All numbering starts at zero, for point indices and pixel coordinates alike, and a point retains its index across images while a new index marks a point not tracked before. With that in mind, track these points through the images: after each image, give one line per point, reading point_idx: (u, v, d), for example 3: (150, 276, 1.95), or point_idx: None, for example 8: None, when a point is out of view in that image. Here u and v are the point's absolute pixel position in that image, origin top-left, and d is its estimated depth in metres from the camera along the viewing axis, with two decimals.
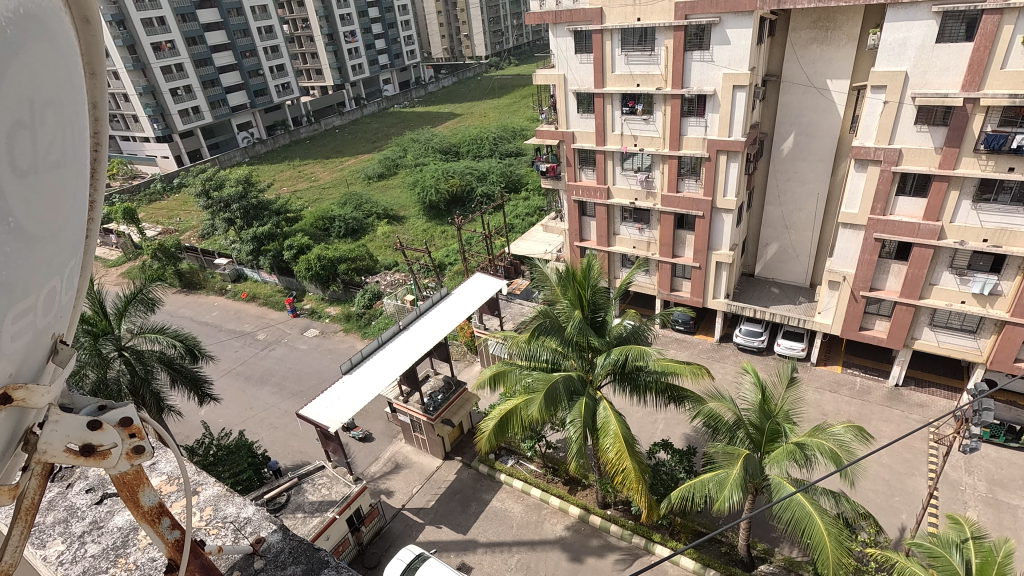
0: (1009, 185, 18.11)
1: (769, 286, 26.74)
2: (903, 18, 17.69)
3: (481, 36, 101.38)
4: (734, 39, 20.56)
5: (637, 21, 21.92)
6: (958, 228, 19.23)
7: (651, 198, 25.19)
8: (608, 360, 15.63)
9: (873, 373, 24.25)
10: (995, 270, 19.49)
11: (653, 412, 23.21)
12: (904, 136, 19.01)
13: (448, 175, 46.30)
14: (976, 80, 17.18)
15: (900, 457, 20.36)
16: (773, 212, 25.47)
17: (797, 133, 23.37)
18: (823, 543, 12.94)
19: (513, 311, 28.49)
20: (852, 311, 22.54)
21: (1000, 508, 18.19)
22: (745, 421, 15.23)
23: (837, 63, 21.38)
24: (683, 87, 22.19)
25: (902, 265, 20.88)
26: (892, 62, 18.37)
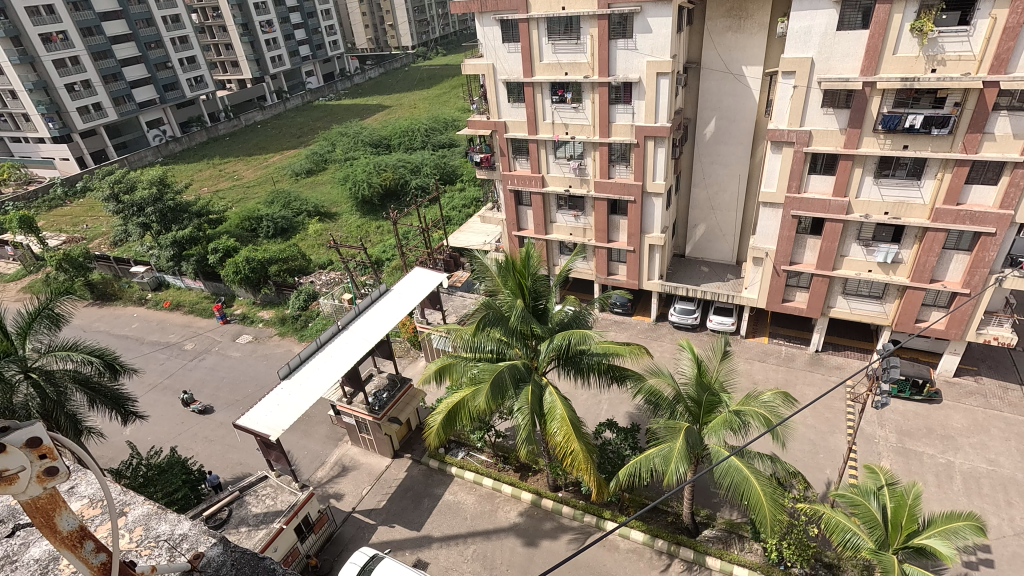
0: (905, 161, 19.75)
1: (700, 265, 27.92)
2: (807, 7, 18.79)
3: (407, 26, 99.17)
4: (656, 28, 21.16)
5: (562, 9, 22.15)
6: (863, 203, 20.81)
7: (585, 184, 25.68)
8: (552, 346, 15.90)
9: (796, 342, 25.97)
10: (896, 240, 21.24)
11: (598, 393, 23.85)
12: (813, 118, 20.30)
13: (380, 169, 45.20)
14: (872, 65, 18.58)
15: (823, 417, 21.96)
16: (700, 194, 26.55)
17: (718, 117, 24.45)
18: (760, 503, 13.78)
19: (456, 304, 28.29)
20: (775, 285, 23.97)
21: (910, 457, 20.01)
22: (684, 395, 15.91)
23: (751, 50, 22.53)
24: (610, 75, 22.66)
25: (816, 240, 22.41)
26: (800, 49, 19.50)
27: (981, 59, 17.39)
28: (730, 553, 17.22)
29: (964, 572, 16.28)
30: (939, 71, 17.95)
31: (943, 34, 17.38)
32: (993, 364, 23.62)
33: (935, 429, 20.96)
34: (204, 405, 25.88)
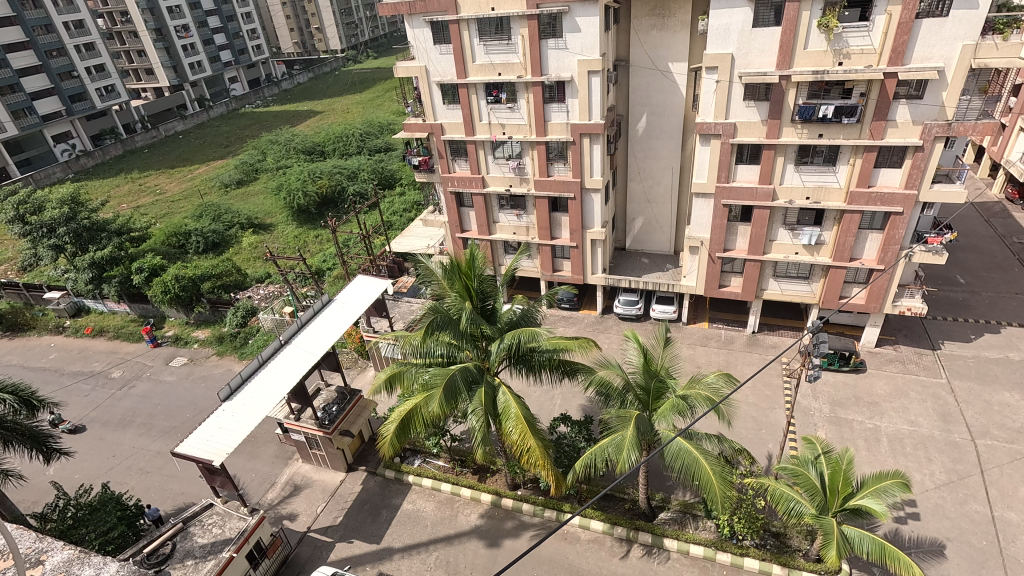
0: (821, 148, 21.09)
1: (640, 256, 28.72)
2: (724, 5, 19.66)
3: (334, 28, 96.78)
4: (584, 27, 21.57)
5: (492, 10, 22.21)
6: (787, 189, 22.04)
7: (525, 183, 25.91)
8: (502, 346, 15.95)
9: (734, 325, 27.20)
10: (818, 223, 22.61)
11: (550, 389, 24.14)
12: (736, 111, 21.32)
13: (315, 176, 43.87)
14: (787, 59, 19.71)
15: (762, 394, 23.12)
16: (636, 188, 27.28)
17: (649, 113, 25.24)
18: (710, 481, 14.36)
19: (403, 310, 27.85)
20: (711, 272, 25.00)
21: (842, 425, 21.36)
22: (633, 384, 16.34)
23: (675, 47, 23.40)
24: (542, 74, 22.94)
25: (747, 226, 23.55)
26: (720, 45, 20.42)
27: (881, 52, 18.78)
28: (686, 532, 17.83)
29: (895, 526, 17.60)
30: (845, 64, 19.29)
31: (847, 29, 18.71)
32: (909, 333, 25.63)
33: (862, 396, 22.51)
34: (74, 424, 25.41)
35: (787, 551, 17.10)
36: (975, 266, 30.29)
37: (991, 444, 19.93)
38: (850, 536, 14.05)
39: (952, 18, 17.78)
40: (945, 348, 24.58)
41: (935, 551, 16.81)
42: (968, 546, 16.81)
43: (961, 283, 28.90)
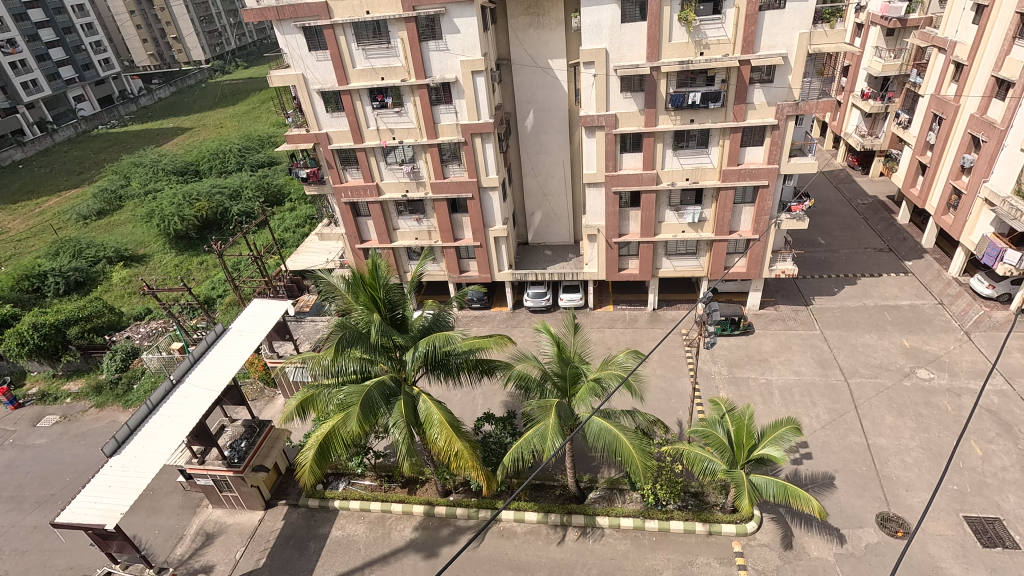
0: (694, 133, 22.80)
1: (544, 249, 29.44)
2: (594, 2, 20.57)
3: (194, 37, 90.10)
4: (463, 28, 21.65)
5: (367, 14, 21.68)
6: (668, 173, 23.62)
7: (422, 187, 25.64)
8: (417, 354, 15.67)
9: (637, 305, 28.73)
10: (699, 202, 24.44)
11: (471, 391, 24.14)
12: (616, 103, 22.45)
13: (192, 198, 40.46)
14: (655, 52, 21.06)
15: (668, 366, 24.67)
16: (532, 183, 27.88)
17: (535, 109, 25.88)
18: (631, 456, 15.05)
19: (307, 330, 26.45)
20: (610, 257, 26.18)
21: (740, 384, 23.33)
22: (549, 373, 16.73)
23: (553, 44, 24.19)
24: (426, 77, 22.72)
25: (637, 211, 24.93)
26: (594, 41, 21.32)
27: (734, 42, 20.61)
28: (615, 508, 18.64)
29: (793, 468, 19.51)
30: (706, 54, 20.96)
31: (704, 22, 20.37)
32: (785, 293, 28.48)
33: (753, 355, 24.74)
34: None
35: (706, 507, 18.44)
36: (831, 227, 34.24)
37: (860, 382, 22.69)
38: (758, 484, 15.40)
39: (789, 9, 19.89)
40: (816, 302, 27.59)
41: (827, 484, 18.86)
42: (852, 474, 19.03)
43: (822, 244, 32.57)
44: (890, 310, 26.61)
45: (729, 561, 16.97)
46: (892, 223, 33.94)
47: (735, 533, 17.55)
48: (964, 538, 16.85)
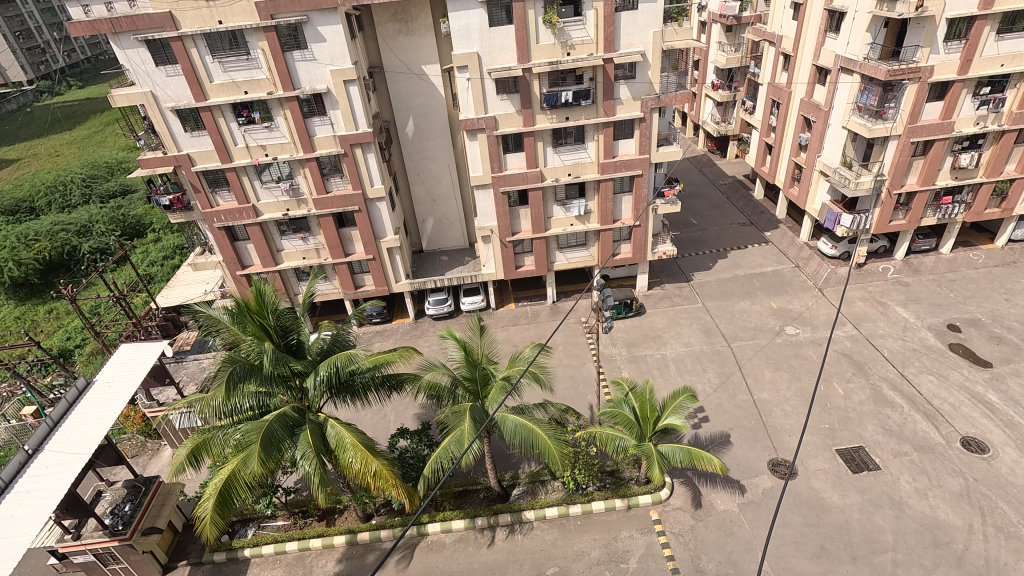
0: (571, 130, 23.83)
1: (440, 255, 29.23)
2: (460, 7, 20.75)
3: (11, 55, 78.88)
4: (329, 36, 20.84)
5: (220, 24, 20.17)
6: (551, 169, 24.48)
7: (303, 204, 24.41)
8: (319, 379, 14.88)
9: (537, 299, 29.49)
10: (583, 195, 25.56)
11: (382, 408, 23.43)
12: (493, 106, 22.85)
13: (28, 239, 35.31)
14: (525, 54, 21.70)
15: (572, 354, 25.62)
16: (419, 190, 27.56)
17: (414, 116, 25.61)
18: (548, 447, 15.31)
19: (190, 370, 24.05)
20: (506, 256, 26.58)
21: (639, 362, 24.75)
22: (459, 379, 16.68)
23: (424, 50, 24.05)
24: (295, 88, 21.58)
25: (526, 208, 25.55)
26: (465, 45, 21.52)
27: (597, 42, 21.80)
28: (539, 500, 19.03)
29: (694, 432, 21.10)
30: (573, 54, 21.96)
31: (567, 24, 21.33)
32: (669, 272, 30.67)
33: (648, 333, 26.38)
34: None
35: (622, 483, 19.44)
36: (701, 208, 37.40)
37: (741, 345, 25.01)
38: (664, 452, 16.44)
39: (641, 10, 21.39)
40: (696, 278, 30.00)
41: (724, 441, 20.61)
42: (744, 429, 20.94)
43: (695, 224, 35.47)
44: (758, 277, 29.61)
45: (649, 529, 17.97)
46: (750, 199, 37.75)
47: (651, 502, 18.64)
48: (838, 468, 19.20)
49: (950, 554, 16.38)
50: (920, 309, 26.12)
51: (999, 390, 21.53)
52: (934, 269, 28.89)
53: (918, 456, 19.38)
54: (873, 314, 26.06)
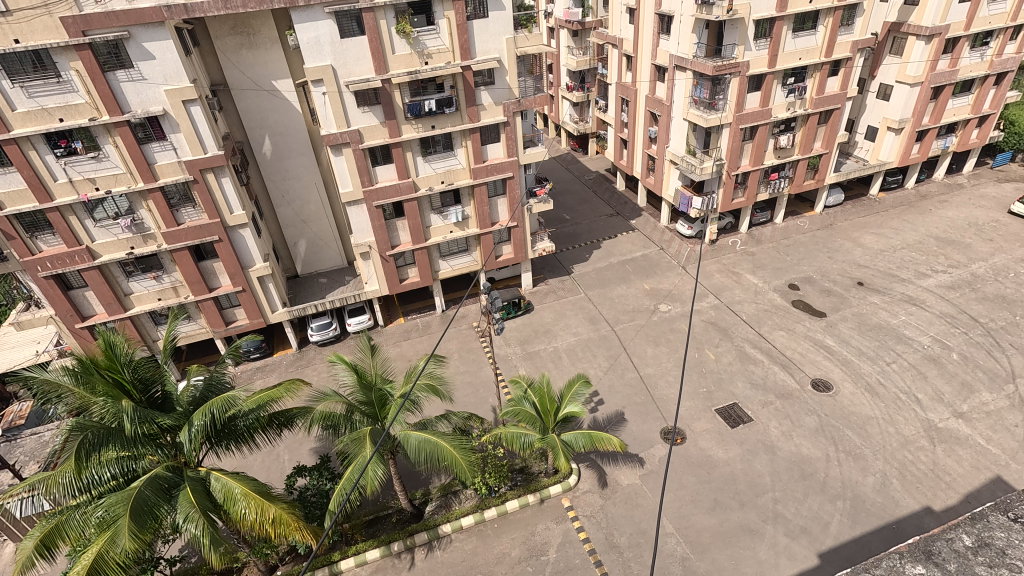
0: (438, 139, 23.85)
1: (317, 278, 27.77)
2: (307, 19, 19.86)
3: None
4: (158, 53, 18.82)
5: (17, 43, 17.40)
6: (424, 179, 24.32)
7: (151, 240, 21.89)
8: (194, 431, 13.38)
9: (426, 311, 29.14)
10: (459, 201, 25.68)
11: (273, 449, 21.75)
12: (355, 118, 22.19)
13: None
14: (382, 64, 21.30)
15: (469, 360, 25.66)
16: (286, 212, 25.96)
17: (270, 134, 24.06)
18: (455, 457, 15.12)
19: (28, 447, 20.47)
20: (388, 270, 25.91)
21: (534, 357, 25.41)
22: (354, 404, 15.95)
23: (273, 65, 22.66)
24: (123, 112, 19.25)
25: (403, 220, 25.11)
26: (317, 58, 20.63)
27: (453, 50, 22.01)
28: (453, 511, 18.79)
29: (593, 416, 22.11)
30: (430, 63, 21.99)
31: (421, 33, 21.30)
32: (550, 268, 31.84)
33: (538, 329, 27.18)
34: None
35: (532, 478, 19.89)
36: (571, 204, 39.30)
37: (623, 328, 26.65)
38: (567, 440, 17.04)
39: (492, 18, 21.98)
40: (575, 270, 31.48)
41: (619, 420, 21.85)
42: (636, 405, 22.35)
43: (568, 220, 37.19)
44: (630, 262, 31.76)
45: (563, 517, 18.53)
46: (614, 191, 40.39)
47: (562, 491, 19.22)
48: (719, 426, 21.19)
49: (816, 483, 18.79)
50: (766, 274, 29.66)
51: (834, 335, 25.11)
52: (772, 237, 32.95)
53: (780, 402, 21.99)
54: (730, 284, 29.11)
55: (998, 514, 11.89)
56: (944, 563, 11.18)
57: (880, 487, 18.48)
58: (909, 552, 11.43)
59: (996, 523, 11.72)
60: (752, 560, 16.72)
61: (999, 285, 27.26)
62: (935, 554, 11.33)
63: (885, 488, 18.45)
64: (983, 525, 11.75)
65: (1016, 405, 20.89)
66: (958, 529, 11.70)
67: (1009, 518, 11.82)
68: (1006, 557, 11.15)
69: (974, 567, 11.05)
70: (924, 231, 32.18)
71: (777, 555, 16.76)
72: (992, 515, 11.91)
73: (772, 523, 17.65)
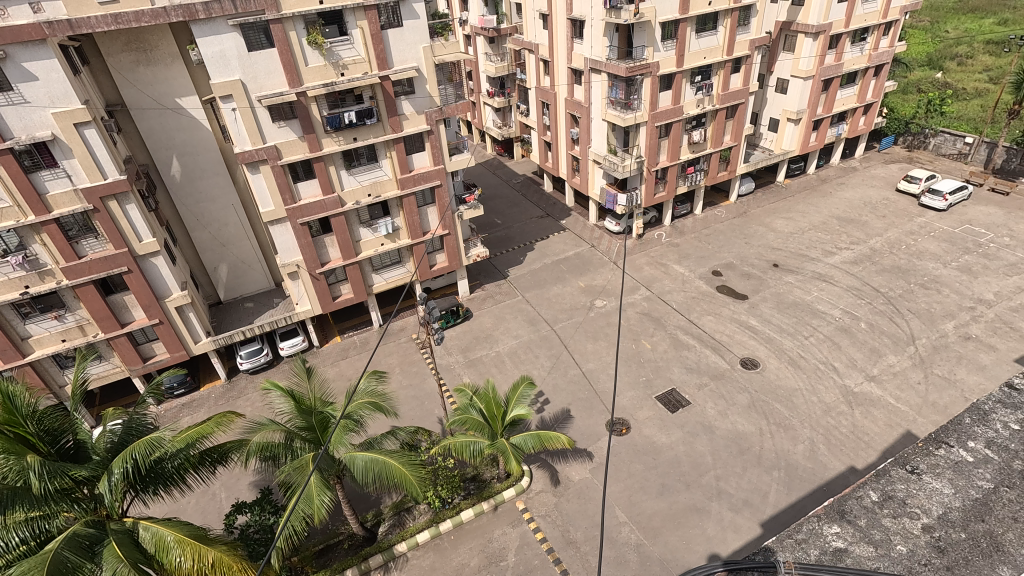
0: (361, 151, 23.34)
1: (243, 303, 26.39)
2: (209, 32, 18.88)
3: None
4: (42, 73, 17.30)
5: None
6: (349, 192, 23.70)
7: (48, 277, 20.03)
8: (114, 480, 12.28)
9: (363, 327, 28.38)
10: (388, 213, 25.22)
11: (207, 488, 20.43)
12: (271, 134, 21.32)
13: None
14: (295, 77, 20.61)
15: (411, 373, 25.22)
16: (203, 236, 24.52)
17: (178, 155, 22.67)
18: (405, 473, 14.77)
19: None
20: (320, 289, 25.02)
21: (477, 364, 25.34)
22: (294, 431, 15.26)
23: (175, 81, 21.38)
24: (5, 139, 17.55)
25: (331, 236, 24.35)
26: (224, 73, 19.67)
27: (369, 60, 21.63)
28: (408, 528, 18.37)
29: (540, 416, 22.31)
30: (346, 74, 21.50)
31: (334, 44, 20.81)
32: (486, 273, 31.88)
33: (479, 335, 27.12)
34: None
35: (485, 485, 19.78)
36: (502, 208, 39.56)
37: (562, 326, 27.09)
38: (517, 443, 17.08)
39: (407, 26, 21.81)
40: (511, 274, 31.70)
41: (566, 417, 22.17)
42: (580, 401, 22.76)
43: (500, 224, 37.39)
44: (563, 261, 32.36)
45: (519, 520, 18.55)
46: (542, 193, 41.03)
47: (515, 494, 19.24)
48: (660, 412, 21.95)
49: (753, 456, 19.85)
50: (691, 263, 31.09)
51: (757, 315, 26.68)
52: (694, 228, 34.59)
53: (714, 383, 23.09)
54: (659, 275, 30.28)
55: (898, 467, 13.24)
56: (855, 519, 12.35)
57: (810, 453, 19.78)
58: (826, 513, 12.49)
59: (897, 477, 13.04)
60: (701, 537, 17.41)
61: (894, 256, 29.96)
62: (848, 512, 12.49)
63: (814, 454, 19.76)
64: (886, 480, 13.06)
65: (918, 364, 23.02)
66: (866, 487, 12.96)
67: (908, 470, 13.18)
68: (906, 506, 12.48)
69: (881, 519, 12.30)
70: (827, 212, 34.85)
71: (723, 530, 17.55)
72: (893, 469, 13.24)
73: (716, 499, 18.47)
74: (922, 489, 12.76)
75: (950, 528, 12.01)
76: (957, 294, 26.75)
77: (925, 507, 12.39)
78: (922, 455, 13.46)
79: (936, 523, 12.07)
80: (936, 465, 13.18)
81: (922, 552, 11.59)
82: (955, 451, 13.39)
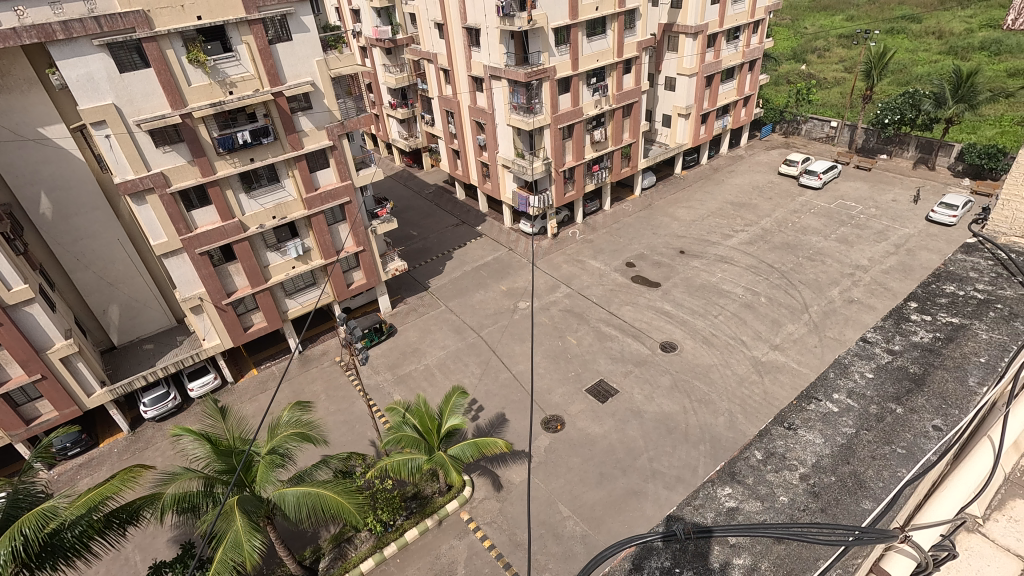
0: (260, 172, 22.19)
1: (141, 345, 24.23)
2: (71, 54, 17.20)
3: None
4: None
5: None
6: (251, 216, 22.46)
7: None
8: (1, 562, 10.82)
9: (281, 356, 26.95)
10: (295, 234, 24.14)
11: (118, 553, 18.52)
12: (155, 160, 19.79)
13: None
14: (178, 99, 19.25)
15: (338, 397, 24.25)
16: (86, 277, 22.26)
17: (47, 190, 20.45)
18: (340, 502, 14.15)
19: None
20: (228, 320, 23.49)
21: (406, 380, 24.81)
22: (213, 476, 14.19)
23: (36, 109, 19.29)
24: None
25: (235, 263, 22.94)
26: (94, 97, 17.99)
27: (259, 76, 20.64)
28: (350, 559, 17.62)
29: (476, 423, 22.23)
30: (235, 92, 20.37)
31: (219, 61, 19.65)
32: (406, 287, 31.32)
33: (405, 350, 26.59)
34: None
35: (427, 501, 19.39)
36: (416, 219, 39.06)
37: (489, 332, 27.15)
38: (455, 454, 16.86)
39: (297, 40, 21.02)
40: (432, 285, 31.36)
41: (501, 421, 22.23)
42: (514, 404, 22.91)
43: (415, 236, 36.89)
44: (483, 267, 32.47)
45: (465, 531, 18.35)
46: (455, 201, 40.97)
47: (458, 506, 19.02)
48: (592, 404, 22.56)
49: (680, 434, 20.86)
50: (606, 257, 32.26)
51: (670, 300, 28.12)
52: (605, 223, 35.92)
53: (639, 370, 24.06)
54: (577, 271, 31.15)
55: (779, 427, 20.53)
56: (746, 480, 18.67)
57: (730, 424, 21.08)
58: (727, 484, 18.58)
59: (778, 435, 20.19)
60: (642, 519, 18.06)
61: (784, 234, 32.70)
62: (740, 476, 18.84)
63: (734, 424, 21.08)
64: (770, 439, 20.11)
65: (813, 329, 25.25)
66: (754, 451, 19.70)
67: (786, 427, 20.52)
68: (787, 461, 19.15)
69: (767, 475, 18.75)
70: (722, 198, 37.43)
71: (661, 508, 18.32)
72: (775, 429, 20.48)
73: (652, 480, 19.25)
74: (797, 441, 19.91)
75: (822, 474, 18.52)
76: (840, 263, 29.62)
77: (800, 459, 19.13)
78: (797, 413, 20.94)
79: (810, 473, 18.55)
80: (807, 419, 20.63)
81: (801, 498, 17.79)
82: (822, 406, 21.09)
